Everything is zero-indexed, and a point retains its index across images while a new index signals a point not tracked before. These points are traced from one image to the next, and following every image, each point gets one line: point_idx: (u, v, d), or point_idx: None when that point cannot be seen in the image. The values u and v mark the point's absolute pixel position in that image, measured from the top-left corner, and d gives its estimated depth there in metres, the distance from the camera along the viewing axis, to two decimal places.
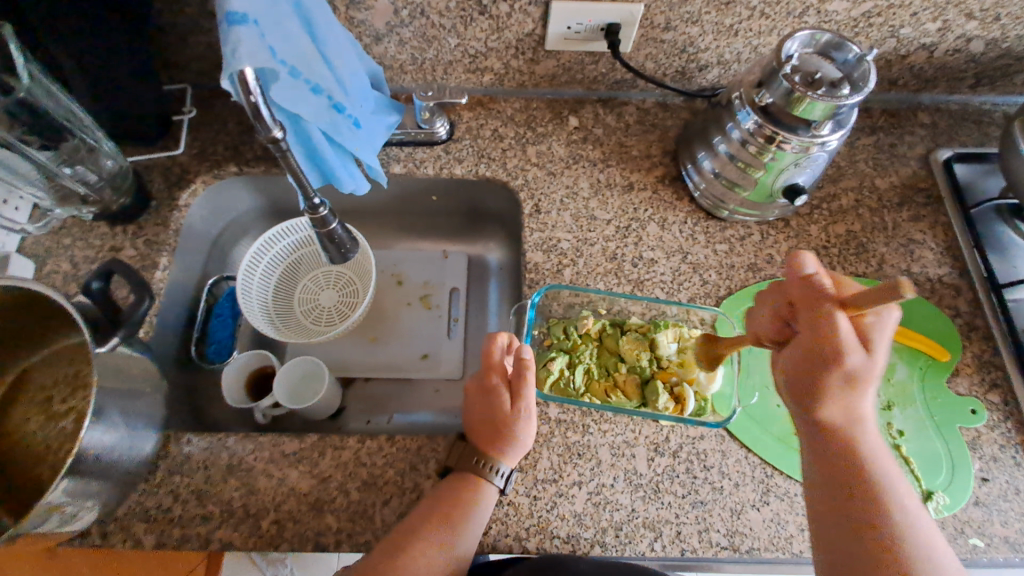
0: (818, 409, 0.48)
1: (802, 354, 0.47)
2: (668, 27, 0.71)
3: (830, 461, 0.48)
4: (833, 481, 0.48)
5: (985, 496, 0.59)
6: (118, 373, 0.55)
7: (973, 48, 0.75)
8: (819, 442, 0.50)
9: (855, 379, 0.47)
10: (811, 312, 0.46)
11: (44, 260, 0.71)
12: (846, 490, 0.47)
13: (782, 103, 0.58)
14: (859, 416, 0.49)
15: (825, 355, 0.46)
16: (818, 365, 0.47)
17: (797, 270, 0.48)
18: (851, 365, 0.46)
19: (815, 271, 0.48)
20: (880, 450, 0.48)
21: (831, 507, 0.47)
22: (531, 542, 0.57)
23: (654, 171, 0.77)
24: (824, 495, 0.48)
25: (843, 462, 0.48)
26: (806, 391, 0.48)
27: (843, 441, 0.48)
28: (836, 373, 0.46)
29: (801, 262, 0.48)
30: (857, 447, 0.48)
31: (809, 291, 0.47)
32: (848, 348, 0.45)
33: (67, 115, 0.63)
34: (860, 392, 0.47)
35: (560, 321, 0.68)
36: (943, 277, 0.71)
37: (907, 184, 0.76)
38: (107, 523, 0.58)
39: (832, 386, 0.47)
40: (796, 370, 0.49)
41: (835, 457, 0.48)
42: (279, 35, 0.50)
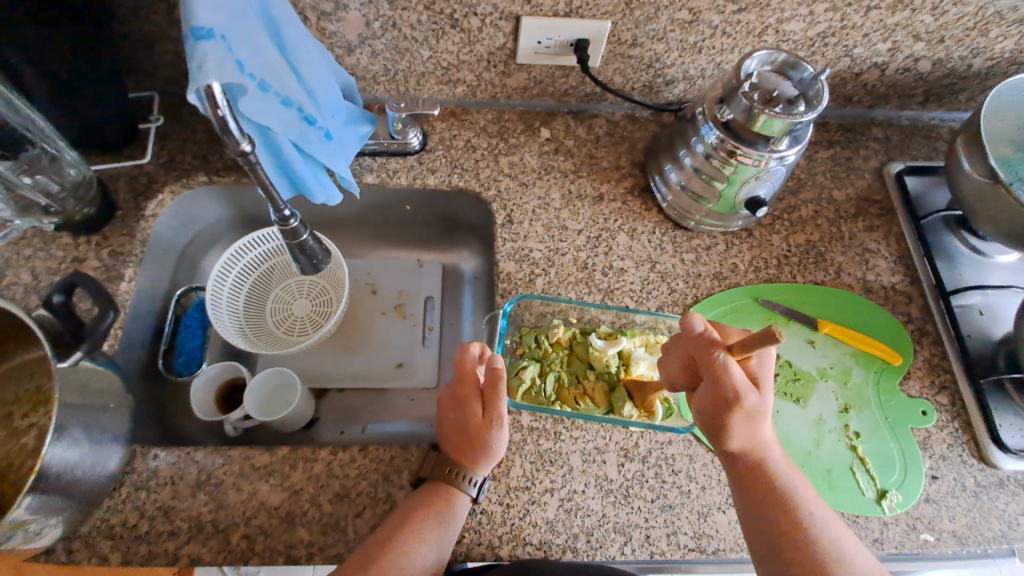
0: (727, 444, 0.52)
1: (708, 399, 0.51)
2: (635, 43, 0.73)
3: (749, 488, 0.53)
4: (756, 504, 0.52)
5: (935, 493, 0.62)
6: (81, 388, 0.53)
7: (921, 68, 0.79)
8: (736, 471, 0.54)
9: (753, 415, 0.51)
10: (706, 362, 0.50)
11: (3, 272, 0.69)
12: (767, 511, 0.51)
13: (741, 118, 0.61)
14: (766, 440, 0.53)
15: (727, 398, 0.50)
16: (721, 410, 0.50)
17: (689, 327, 0.53)
18: (749, 405, 0.50)
19: (702, 327, 0.52)
20: (786, 466, 0.54)
21: (762, 531, 0.51)
22: (504, 549, 0.58)
23: (623, 182, 0.79)
24: (751, 518, 0.52)
25: (758, 485, 0.52)
26: (715, 434, 0.52)
27: (755, 466, 0.53)
28: (738, 413, 0.50)
29: (689, 321, 0.53)
30: (770, 468, 0.53)
31: (699, 345, 0.51)
32: (744, 391, 0.50)
33: (27, 123, 0.62)
34: (761, 422, 0.52)
35: (532, 330, 0.69)
36: (896, 284, 0.74)
37: (862, 196, 0.80)
38: (69, 541, 0.57)
39: (737, 425, 0.51)
40: (705, 414, 0.52)
41: (751, 481, 0.53)
42: (247, 48, 0.50)
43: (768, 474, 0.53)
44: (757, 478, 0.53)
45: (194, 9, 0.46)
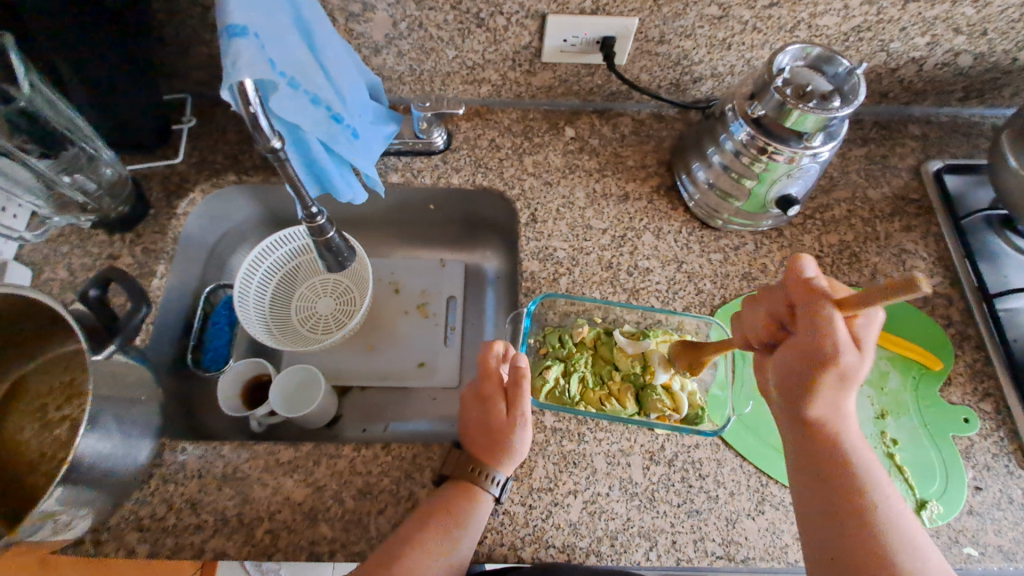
0: (808, 407, 0.49)
1: (797, 355, 0.47)
2: (662, 40, 0.72)
3: (818, 461, 0.49)
4: (819, 473, 0.49)
5: (979, 505, 0.60)
6: (116, 381, 0.55)
7: (962, 62, 0.76)
8: (802, 437, 0.51)
9: (847, 379, 0.46)
10: (810, 314, 0.45)
11: (41, 268, 0.71)
12: (832, 482, 0.49)
13: (773, 114, 0.59)
14: (846, 411, 0.50)
15: (821, 357, 0.45)
16: (809, 368, 0.46)
17: (798, 271, 0.47)
18: (845, 365, 0.45)
19: (815, 274, 0.46)
20: (860, 441, 0.50)
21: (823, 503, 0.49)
22: (526, 551, 0.57)
23: (648, 181, 0.78)
24: (812, 489, 0.50)
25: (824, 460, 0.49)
26: (798, 394, 0.48)
27: (827, 435, 0.50)
28: (830, 373, 0.45)
29: (801, 266, 0.46)
30: (842, 442, 0.50)
31: (811, 296, 0.46)
32: (844, 349, 0.44)
33: (67, 123, 0.64)
34: (848, 389, 0.47)
35: (555, 330, 0.68)
36: (935, 286, 0.71)
37: (899, 195, 0.77)
38: (100, 531, 0.58)
39: (825, 388, 0.47)
40: (788, 370, 0.48)
41: (817, 451, 0.50)
42: (278, 47, 0.51)
43: (838, 447, 0.49)
44: (830, 450, 0.49)
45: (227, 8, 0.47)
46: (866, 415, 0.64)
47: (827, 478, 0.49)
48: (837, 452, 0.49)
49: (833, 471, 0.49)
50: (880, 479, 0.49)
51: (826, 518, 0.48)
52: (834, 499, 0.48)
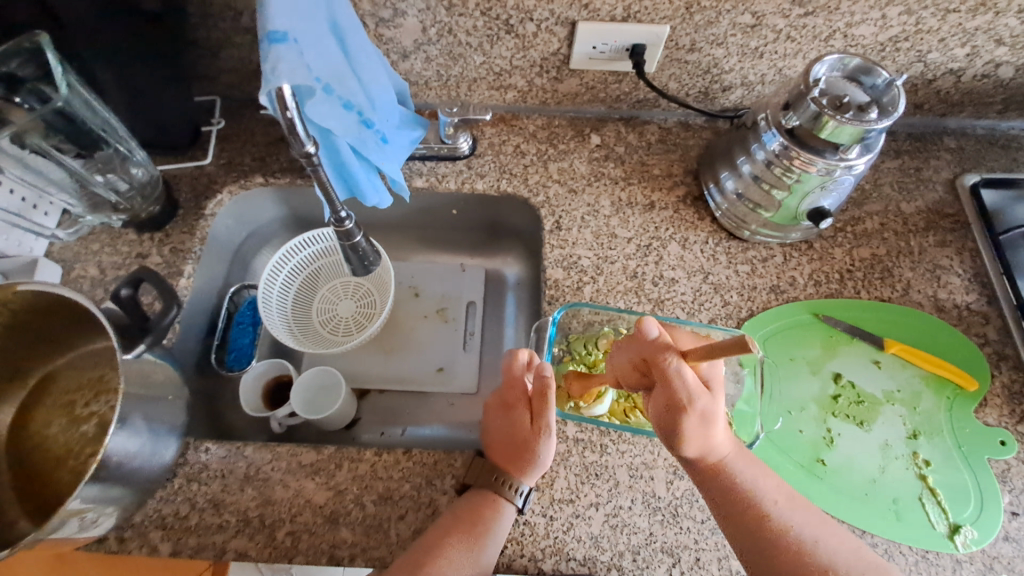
0: (682, 450, 0.50)
1: (659, 402, 0.49)
2: (693, 48, 0.72)
3: (721, 493, 0.50)
4: (724, 504, 0.50)
5: (1015, 531, 0.58)
6: (143, 379, 0.55)
7: (1002, 74, 0.74)
8: (696, 472, 0.52)
9: (708, 418, 0.48)
10: (658, 367, 0.48)
11: (72, 265, 0.72)
12: (742, 515, 0.49)
13: (808, 125, 0.58)
14: (720, 440, 0.50)
15: (678, 403, 0.48)
16: (672, 415, 0.48)
17: (643, 333, 0.50)
18: (701, 408, 0.48)
19: (657, 332, 0.50)
20: (741, 458, 0.51)
21: (742, 536, 0.49)
22: (547, 563, 0.56)
23: (675, 190, 0.77)
24: (723, 517, 0.50)
25: (724, 491, 0.50)
26: (671, 439, 0.49)
27: (710, 466, 0.51)
28: (690, 416, 0.48)
29: (643, 327, 0.50)
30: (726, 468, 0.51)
31: (654, 351, 0.49)
32: (697, 395, 0.48)
33: (103, 124, 0.65)
34: (715, 424, 0.49)
35: (581, 337, 0.67)
36: (971, 304, 0.69)
37: (933, 209, 0.76)
38: (125, 529, 0.58)
39: (690, 428, 0.48)
40: (657, 418, 0.49)
41: (712, 482, 0.51)
42: (315, 53, 0.51)
43: (724, 471, 0.50)
44: (718, 477, 0.51)
45: (268, 15, 0.47)
46: (897, 435, 0.62)
47: (735, 510, 0.49)
48: (726, 475, 0.50)
49: (738, 503, 0.49)
50: (770, 488, 0.51)
51: (745, 546, 0.48)
52: (746, 524, 0.49)
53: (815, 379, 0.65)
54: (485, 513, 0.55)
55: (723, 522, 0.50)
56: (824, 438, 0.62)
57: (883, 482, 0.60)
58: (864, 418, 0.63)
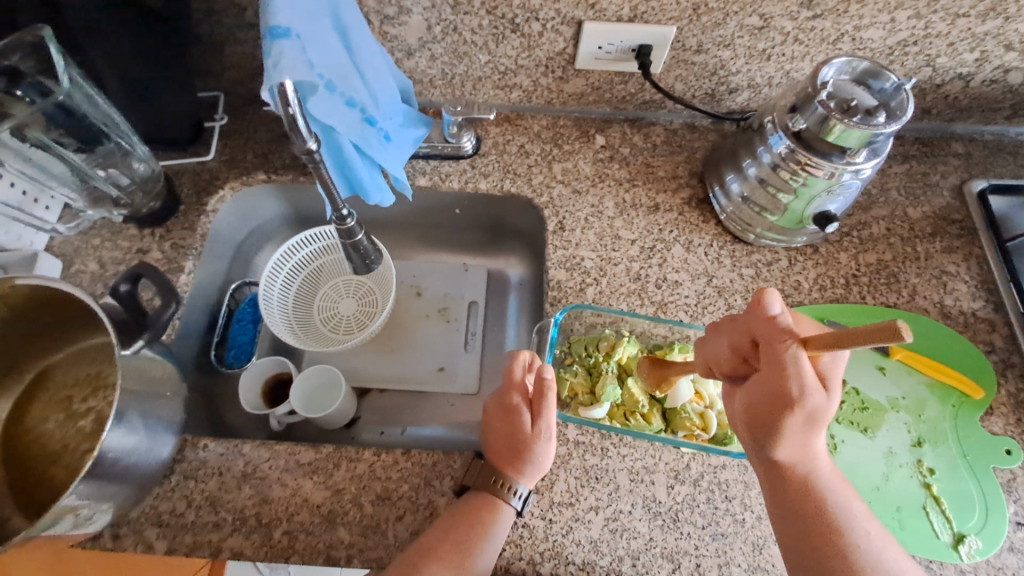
0: (777, 449, 0.48)
1: (763, 390, 0.47)
2: (700, 49, 0.71)
3: (795, 500, 0.49)
4: (799, 516, 0.49)
5: (1020, 542, 0.57)
6: (140, 375, 0.55)
7: (1011, 80, 0.74)
8: (774, 481, 0.50)
9: (815, 420, 0.46)
10: (773, 352, 0.45)
11: (72, 260, 0.71)
12: (813, 526, 0.48)
13: (815, 128, 0.58)
14: (817, 451, 0.49)
15: (787, 394, 0.45)
16: (776, 407, 0.46)
17: (763, 310, 0.46)
18: (811, 407, 0.45)
19: (780, 312, 0.46)
20: (834, 477, 0.50)
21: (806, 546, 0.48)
22: (546, 567, 0.56)
23: (679, 193, 0.76)
24: (795, 534, 0.49)
25: (801, 498, 0.49)
26: (765, 433, 0.48)
27: (800, 480, 0.49)
28: (797, 413, 0.46)
29: (766, 302, 0.46)
30: (814, 479, 0.49)
31: (772, 332, 0.46)
32: (812, 390, 0.45)
33: (105, 118, 0.64)
34: (819, 428, 0.47)
35: (582, 339, 0.66)
36: (978, 310, 0.69)
37: (940, 215, 0.75)
38: (120, 525, 0.58)
39: (794, 428, 0.47)
40: (755, 405, 0.48)
41: (794, 495, 0.49)
42: (318, 49, 0.51)
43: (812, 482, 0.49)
44: (806, 494, 0.49)
45: (272, 9, 0.47)
46: (902, 443, 0.61)
47: (806, 521, 0.48)
48: (815, 493, 0.49)
49: (811, 513, 0.48)
50: (859, 515, 0.49)
51: (810, 560, 0.47)
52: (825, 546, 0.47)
53: None
54: (483, 514, 0.54)
55: (794, 538, 0.49)
56: (827, 445, 0.61)
57: (887, 489, 0.59)
58: (868, 424, 0.62)
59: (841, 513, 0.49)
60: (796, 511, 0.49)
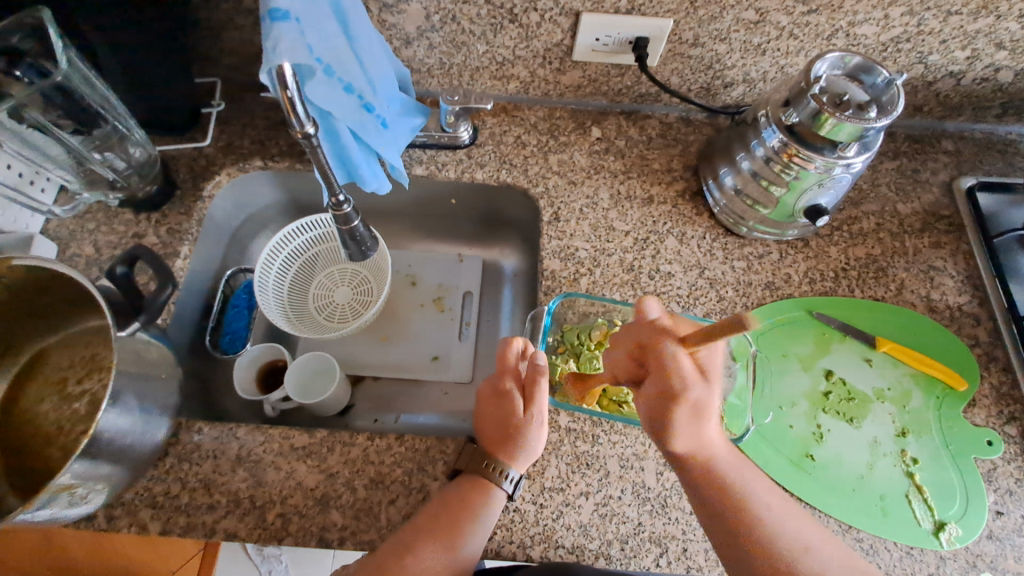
0: (673, 444, 0.49)
1: (653, 391, 0.48)
2: (696, 43, 0.72)
3: (705, 491, 0.49)
4: (716, 507, 0.49)
5: (999, 530, 0.58)
6: (137, 357, 0.55)
7: (1001, 78, 0.75)
8: (686, 472, 0.51)
9: (701, 410, 0.48)
10: (657, 353, 0.48)
11: (67, 243, 0.71)
12: (728, 514, 0.49)
13: (808, 122, 0.58)
14: (712, 440, 0.50)
15: (672, 390, 0.47)
16: (664, 404, 0.47)
17: (643, 315, 0.51)
18: (694, 399, 0.47)
19: (657, 315, 0.51)
20: (733, 461, 0.50)
21: (724, 533, 0.49)
22: (535, 550, 0.56)
23: (674, 185, 0.77)
24: (711, 519, 0.49)
25: (709, 488, 0.49)
26: (662, 430, 0.49)
27: (702, 469, 0.50)
28: (682, 408, 0.47)
29: (643, 307, 0.52)
30: (714, 467, 0.50)
31: (654, 334, 0.49)
32: (692, 382, 0.47)
33: (103, 102, 0.64)
34: (706, 419, 0.48)
35: (575, 328, 0.67)
36: (963, 305, 0.70)
37: (929, 211, 0.76)
38: (115, 506, 0.58)
39: (681, 420, 0.48)
40: (649, 406, 0.49)
41: (702, 485, 0.50)
42: (318, 34, 0.51)
43: (713, 470, 0.49)
44: (715, 485, 0.49)
45: None
46: (886, 433, 0.63)
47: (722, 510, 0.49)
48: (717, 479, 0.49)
49: (723, 502, 0.49)
50: (763, 493, 0.50)
51: (733, 548, 0.48)
52: (735, 530, 0.48)
53: (807, 375, 0.65)
54: (472, 502, 0.55)
55: (712, 528, 0.50)
56: (814, 434, 0.62)
57: (871, 479, 0.60)
58: (854, 415, 0.63)
59: (746, 494, 0.49)
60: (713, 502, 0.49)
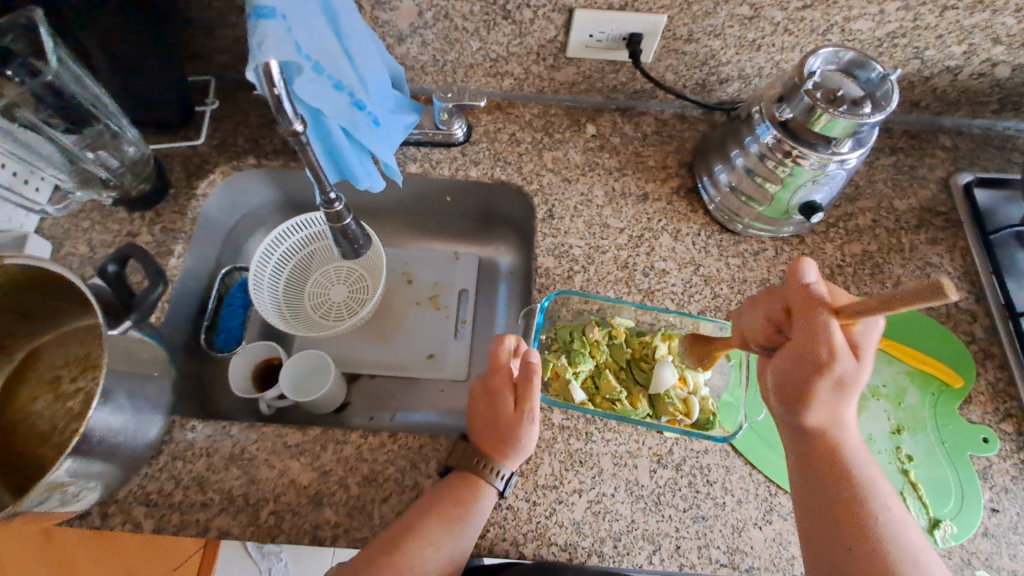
0: (804, 411, 0.47)
1: (796, 356, 0.46)
2: (690, 38, 0.71)
3: (817, 463, 0.48)
4: (822, 480, 0.48)
5: (994, 528, 0.58)
6: (128, 356, 0.55)
7: (998, 73, 0.74)
8: (802, 441, 0.49)
9: (843, 384, 0.46)
10: (808, 321, 0.45)
11: (61, 242, 0.71)
12: (831, 489, 0.47)
13: (802, 118, 0.58)
14: (842, 415, 0.48)
15: (818, 359, 0.45)
16: (807, 372, 0.46)
17: (797, 278, 0.47)
18: (840, 371, 0.45)
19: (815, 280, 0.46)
20: (855, 447, 0.49)
21: (818, 506, 0.47)
22: (528, 548, 0.56)
23: (669, 182, 0.77)
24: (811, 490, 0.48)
25: (820, 459, 0.48)
26: (799, 396, 0.47)
27: (822, 440, 0.48)
28: (825, 378, 0.45)
29: (802, 271, 0.46)
30: (834, 444, 0.48)
31: (807, 302, 0.46)
32: (840, 355, 0.44)
33: (93, 99, 0.64)
34: (848, 393, 0.47)
35: (567, 325, 0.67)
36: (960, 302, 0.70)
37: (926, 207, 0.76)
38: (108, 504, 0.58)
39: (821, 391, 0.46)
40: (787, 373, 0.47)
41: (820, 462, 0.48)
42: (305, 30, 0.51)
43: (831, 446, 0.48)
44: (829, 461, 0.48)
45: None
46: (881, 430, 0.62)
47: (826, 485, 0.47)
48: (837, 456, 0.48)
49: (831, 478, 0.47)
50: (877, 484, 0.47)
51: (824, 522, 0.46)
52: (834, 507, 0.46)
53: None
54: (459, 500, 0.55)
55: (807, 499, 0.48)
56: None
57: None
58: None
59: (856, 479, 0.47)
60: (818, 476, 0.48)
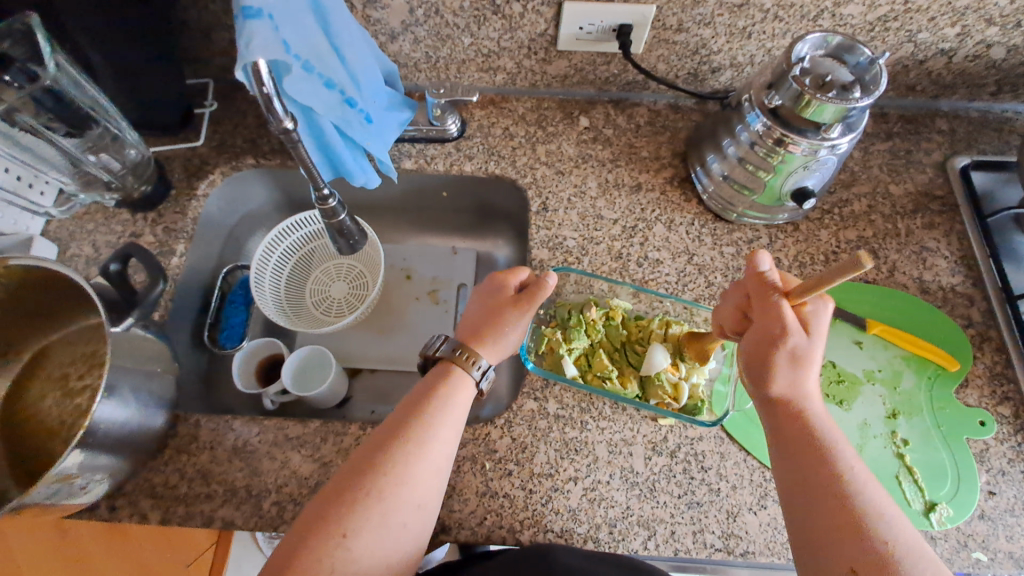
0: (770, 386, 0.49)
1: (756, 335, 0.50)
2: (680, 28, 0.71)
3: (789, 438, 0.48)
4: (794, 452, 0.47)
5: (991, 510, 0.58)
6: (131, 352, 0.56)
7: (994, 55, 0.73)
8: (774, 418, 0.50)
9: (800, 358, 0.49)
10: (763, 303, 0.50)
11: (67, 244, 0.73)
12: (804, 460, 0.47)
13: (790, 105, 0.58)
14: (809, 390, 0.49)
15: (773, 334, 0.49)
16: (766, 348, 0.49)
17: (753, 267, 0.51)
18: (794, 344, 0.49)
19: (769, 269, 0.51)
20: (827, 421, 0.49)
21: (793, 479, 0.47)
22: (524, 534, 0.57)
23: (662, 172, 0.77)
24: (789, 472, 0.47)
25: (791, 432, 0.48)
26: (760, 372, 0.49)
27: (793, 414, 0.49)
28: (782, 352, 0.49)
29: (756, 261, 0.51)
30: (806, 418, 0.48)
31: (762, 287, 0.51)
32: (793, 330, 0.49)
33: (93, 103, 0.66)
34: (806, 367, 0.49)
35: (567, 303, 0.69)
36: (957, 286, 0.69)
37: (922, 192, 0.75)
38: (116, 496, 0.60)
39: (781, 366, 0.49)
40: (751, 352, 0.50)
41: (792, 435, 0.48)
42: (293, 29, 0.52)
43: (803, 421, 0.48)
44: (800, 433, 0.48)
45: None
46: (876, 415, 0.62)
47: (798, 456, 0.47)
48: (814, 439, 0.47)
49: (803, 449, 0.47)
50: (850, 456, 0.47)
51: (799, 495, 0.46)
52: (808, 477, 0.46)
53: None
54: (427, 407, 0.54)
55: (783, 474, 0.48)
56: None
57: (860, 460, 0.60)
58: (844, 397, 0.63)
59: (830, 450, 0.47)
60: (792, 449, 0.48)
